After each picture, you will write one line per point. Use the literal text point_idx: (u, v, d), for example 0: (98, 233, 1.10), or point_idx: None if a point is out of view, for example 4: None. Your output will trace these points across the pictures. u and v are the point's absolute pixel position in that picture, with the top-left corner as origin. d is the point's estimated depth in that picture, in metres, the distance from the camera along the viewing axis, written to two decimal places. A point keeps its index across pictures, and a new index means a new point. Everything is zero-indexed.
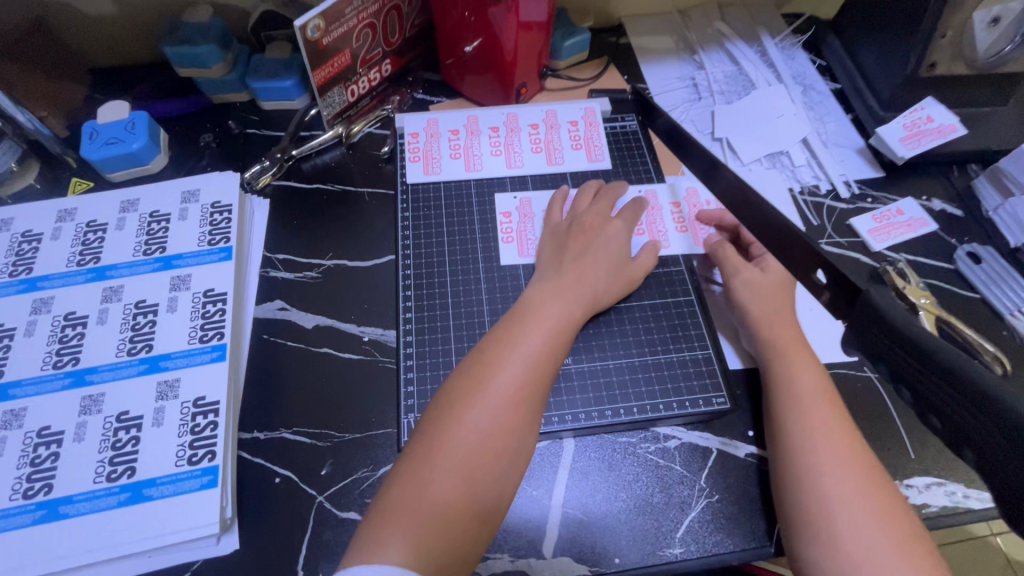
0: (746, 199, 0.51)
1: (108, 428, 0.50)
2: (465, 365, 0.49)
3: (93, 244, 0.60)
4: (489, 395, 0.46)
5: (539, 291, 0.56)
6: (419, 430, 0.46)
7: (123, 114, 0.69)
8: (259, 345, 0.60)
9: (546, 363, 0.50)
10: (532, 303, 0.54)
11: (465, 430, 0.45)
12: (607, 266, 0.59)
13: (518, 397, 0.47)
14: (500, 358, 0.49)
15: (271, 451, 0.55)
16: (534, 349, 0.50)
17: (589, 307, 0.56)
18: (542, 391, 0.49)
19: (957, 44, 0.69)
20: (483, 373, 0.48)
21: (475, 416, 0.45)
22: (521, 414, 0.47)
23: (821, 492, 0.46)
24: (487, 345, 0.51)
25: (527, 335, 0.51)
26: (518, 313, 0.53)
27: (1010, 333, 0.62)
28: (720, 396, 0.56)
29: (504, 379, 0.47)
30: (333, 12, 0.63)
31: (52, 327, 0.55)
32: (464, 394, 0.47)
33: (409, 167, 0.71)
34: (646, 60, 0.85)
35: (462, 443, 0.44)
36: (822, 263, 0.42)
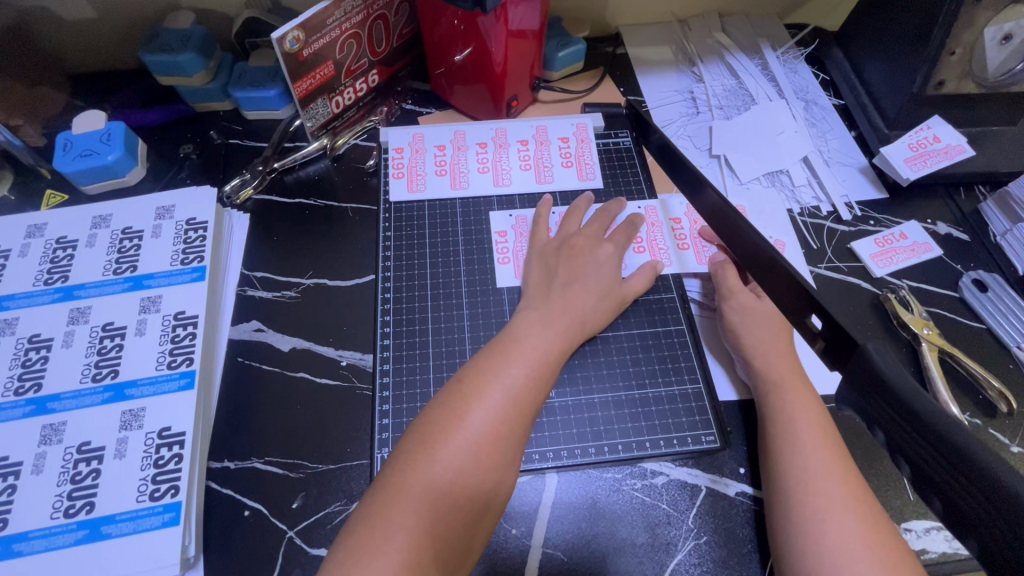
0: (733, 228, 0.48)
1: (69, 459, 0.48)
2: (442, 396, 0.46)
3: (62, 262, 0.58)
4: (465, 430, 0.43)
5: (525, 318, 0.53)
6: (388, 465, 0.43)
7: (98, 125, 0.66)
8: (234, 368, 0.58)
9: (528, 397, 0.47)
10: (516, 332, 0.51)
11: (438, 468, 0.42)
12: (595, 293, 0.56)
13: (497, 434, 0.44)
14: (480, 390, 0.46)
15: (241, 482, 0.52)
16: (517, 381, 0.47)
17: (575, 337, 0.54)
18: (523, 429, 0.46)
19: (968, 61, 0.66)
20: (462, 406, 0.45)
21: (450, 454, 0.42)
22: (500, 453, 0.44)
23: (820, 541, 0.43)
24: (467, 375, 0.48)
25: (509, 366, 0.48)
26: (501, 342, 0.51)
27: (1016, 366, 0.60)
28: (710, 434, 0.54)
29: (483, 414, 0.44)
30: (314, 23, 0.61)
31: (15, 350, 0.53)
32: (439, 428, 0.44)
33: (393, 184, 0.69)
34: (643, 71, 0.83)
35: (433, 484, 0.41)
36: (815, 307, 0.40)
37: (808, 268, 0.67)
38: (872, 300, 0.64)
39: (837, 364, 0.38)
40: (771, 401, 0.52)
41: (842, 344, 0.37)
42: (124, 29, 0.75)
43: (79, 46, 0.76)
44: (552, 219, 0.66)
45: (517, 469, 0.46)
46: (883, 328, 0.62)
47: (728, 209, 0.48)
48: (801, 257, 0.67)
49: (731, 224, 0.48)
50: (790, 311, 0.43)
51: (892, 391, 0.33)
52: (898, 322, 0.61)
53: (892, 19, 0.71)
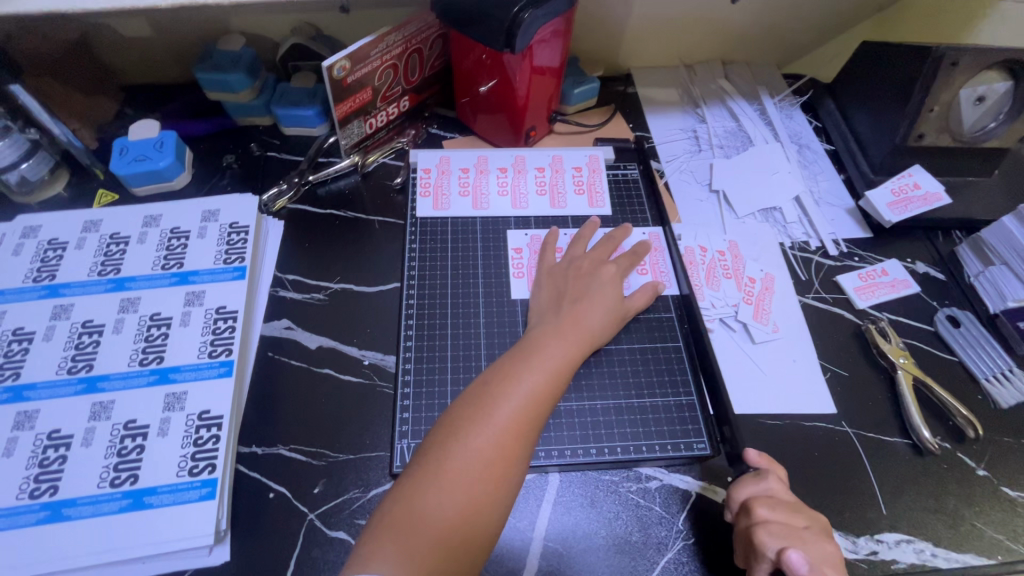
0: None
1: (116, 435, 0.52)
2: (470, 393, 0.52)
3: (115, 256, 0.63)
4: (490, 424, 0.48)
5: (543, 331, 0.58)
6: (422, 451, 0.49)
7: (152, 133, 0.73)
8: (264, 361, 0.63)
9: (545, 398, 0.52)
10: (536, 341, 0.57)
11: (467, 456, 0.47)
12: (604, 309, 0.62)
13: (518, 428, 0.49)
14: (503, 389, 0.51)
15: (268, 466, 0.57)
16: (535, 383, 0.52)
17: (587, 348, 0.59)
18: (537, 425, 0.51)
19: (945, 118, 0.74)
20: (489, 403, 0.50)
21: (477, 443, 0.47)
22: (519, 446, 0.49)
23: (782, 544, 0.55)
24: (492, 377, 0.53)
25: (529, 370, 0.53)
26: (523, 349, 0.56)
27: (983, 397, 0.65)
28: (701, 442, 0.59)
29: (507, 410, 0.49)
30: (359, 54, 0.68)
31: (69, 333, 0.58)
32: (468, 421, 0.49)
33: (419, 202, 0.75)
34: (651, 110, 0.90)
35: (463, 468, 0.46)
36: None
37: (798, 297, 0.72)
38: (855, 329, 0.70)
39: None
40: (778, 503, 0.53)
41: None
42: (178, 46, 0.82)
43: (134, 59, 0.83)
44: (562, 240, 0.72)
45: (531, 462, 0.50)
46: (864, 356, 0.68)
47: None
48: (791, 288, 0.72)
49: None
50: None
51: None
52: (877, 350, 0.67)
53: (880, 75, 0.79)
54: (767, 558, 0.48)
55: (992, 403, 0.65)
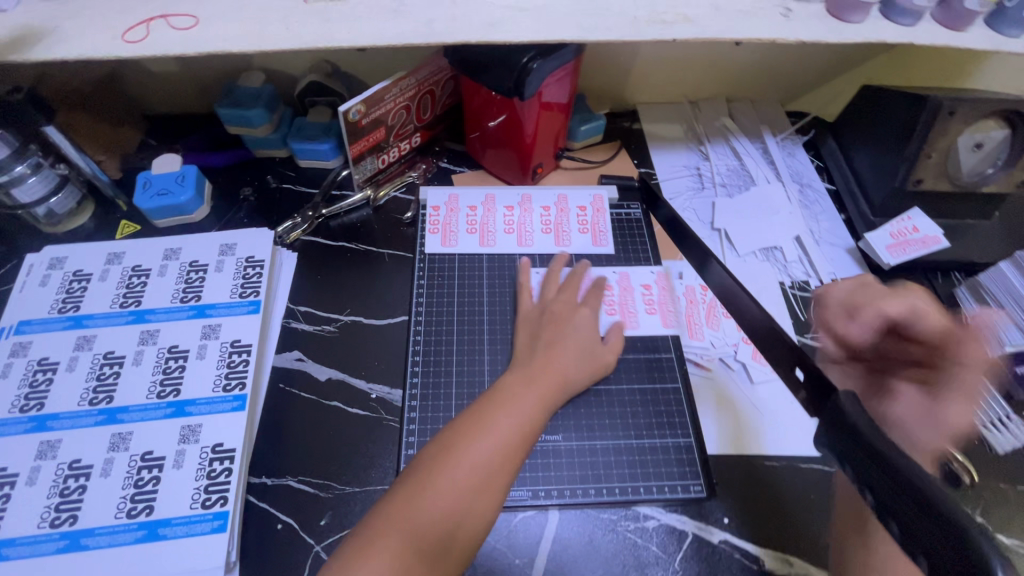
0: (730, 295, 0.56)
1: (133, 466, 0.54)
2: (472, 408, 0.55)
3: (136, 288, 0.66)
4: (454, 475, 0.50)
5: (542, 357, 0.61)
6: (422, 457, 0.52)
7: (175, 167, 0.76)
8: (275, 393, 0.65)
9: (538, 421, 0.56)
10: (535, 366, 0.60)
11: (462, 466, 0.50)
12: (577, 351, 0.63)
13: (513, 446, 0.53)
14: (470, 439, 0.52)
15: (277, 497, 0.59)
16: (503, 433, 0.53)
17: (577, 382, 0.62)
18: (504, 477, 0.52)
19: (943, 164, 0.75)
20: (454, 455, 0.51)
21: (438, 496, 0.48)
22: (481, 499, 0.50)
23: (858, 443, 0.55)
24: (460, 426, 0.54)
25: (527, 393, 0.57)
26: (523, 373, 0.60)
27: (980, 442, 0.66)
28: (697, 484, 0.60)
29: (503, 428, 0.53)
30: (373, 98, 0.71)
31: (92, 364, 0.60)
32: (432, 471, 0.50)
33: (428, 238, 0.77)
34: (655, 146, 0.92)
35: (457, 478, 0.50)
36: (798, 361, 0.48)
37: (797, 337, 0.73)
38: None
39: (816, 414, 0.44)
40: None
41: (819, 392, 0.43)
42: (202, 82, 0.86)
43: (159, 93, 0.86)
44: (565, 273, 0.73)
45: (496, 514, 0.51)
46: None
47: (728, 283, 0.56)
48: (790, 327, 0.74)
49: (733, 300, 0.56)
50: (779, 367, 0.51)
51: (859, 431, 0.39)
52: None
53: (879, 119, 0.81)
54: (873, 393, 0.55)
55: (988, 448, 0.65)
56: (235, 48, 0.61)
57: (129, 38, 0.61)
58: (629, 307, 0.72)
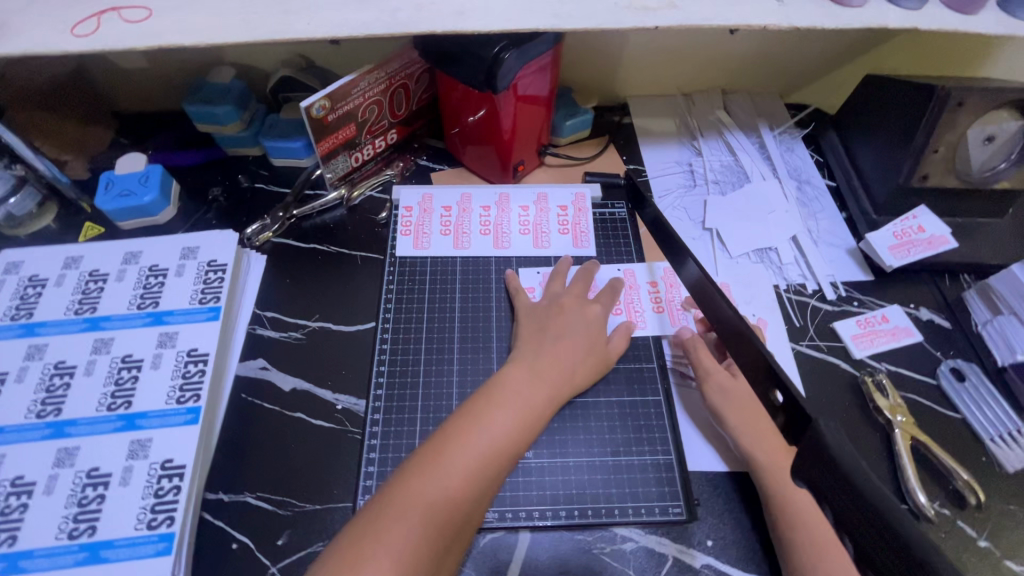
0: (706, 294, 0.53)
1: (78, 483, 0.52)
2: (483, 389, 0.55)
3: (93, 294, 0.63)
4: (448, 469, 0.48)
5: (553, 341, 0.60)
6: (438, 433, 0.51)
7: (139, 166, 0.73)
8: (236, 403, 0.62)
9: (549, 403, 0.56)
10: (546, 350, 0.59)
11: (478, 443, 0.50)
12: (585, 343, 0.61)
13: (524, 426, 0.53)
14: (466, 434, 0.50)
15: (233, 515, 0.56)
16: (518, 412, 0.53)
17: (586, 372, 0.60)
18: (497, 476, 0.50)
19: (951, 158, 0.70)
20: (450, 447, 0.49)
21: (432, 488, 0.47)
22: (473, 497, 0.48)
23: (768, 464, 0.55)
24: (457, 420, 0.52)
25: (539, 376, 0.57)
26: (535, 355, 0.59)
27: (989, 460, 0.61)
28: (678, 506, 0.56)
29: (517, 408, 0.53)
30: (339, 93, 0.67)
31: (42, 374, 0.58)
32: (426, 465, 0.48)
33: (400, 241, 0.74)
34: (645, 141, 0.88)
35: (474, 454, 0.49)
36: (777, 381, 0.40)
37: (791, 345, 0.69)
38: (851, 381, 0.67)
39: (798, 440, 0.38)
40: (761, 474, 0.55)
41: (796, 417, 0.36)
42: (171, 79, 0.83)
43: (129, 90, 0.83)
44: (570, 274, 0.70)
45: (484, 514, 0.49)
46: (858, 410, 0.64)
47: (704, 283, 0.53)
48: (784, 335, 0.70)
49: (710, 299, 0.52)
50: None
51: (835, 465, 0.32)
52: (873, 405, 0.63)
53: (884, 111, 0.75)
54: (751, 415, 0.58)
55: (998, 466, 0.60)
56: (188, 41, 0.58)
57: (78, 32, 0.58)
58: (636, 306, 0.68)
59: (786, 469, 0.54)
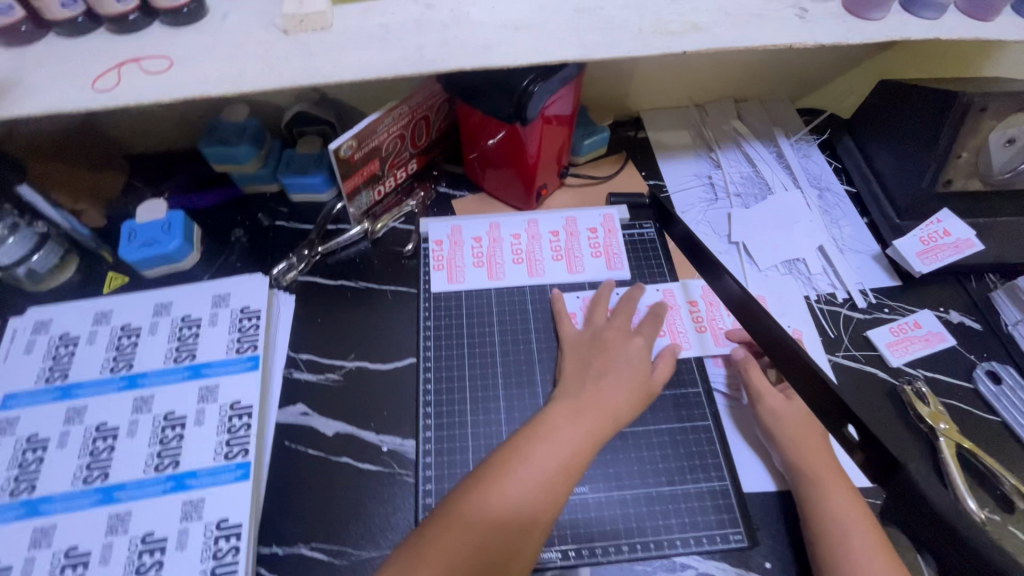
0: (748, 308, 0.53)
1: (134, 550, 0.51)
2: (529, 426, 0.56)
3: (127, 350, 0.62)
4: (488, 507, 0.49)
5: (598, 380, 0.59)
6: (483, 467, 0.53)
7: (159, 214, 0.72)
8: (281, 452, 0.62)
9: (597, 441, 0.55)
10: (590, 388, 0.59)
11: (520, 475, 0.51)
12: (630, 386, 0.59)
13: (571, 463, 0.53)
14: (507, 471, 0.51)
15: (290, 569, 0.55)
16: (563, 448, 0.53)
17: (633, 409, 0.59)
18: (545, 516, 0.50)
19: (973, 163, 0.72)
20: (492, 485, 0.50)
21: (473, 527, 0.48)
22: (514, 530, 0.49)
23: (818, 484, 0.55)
24: (501, 454, 0.53)
25: (584, 413, 0.56)
26: (580, 394, 0.58)
27: None
28: (738, 533, 0.56)
29: (561, 442, 0.54)
30: (365, 132, 0.66)
31: (84, 438, 0.57)
32: (467, 496, 0.50)
33: (434, 276, 0.73)
34: (663, 156, 0.88)
35: (517, 487, 0.50)
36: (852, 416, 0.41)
37: (827, 356, 0.70)
38: (890, 390, 0.67)
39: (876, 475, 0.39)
40: (812, 498, 0.54)
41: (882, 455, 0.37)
42: (183, 119, 0.81)
43: (140, 133, 0.82)
44: (613, 299, 0.70)
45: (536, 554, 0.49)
46: (900, 419, 0.65)
47: (748, 298, 0.53)
48: (819, 346, 0.70)
49: (753, 315, 0.52)
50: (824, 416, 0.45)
51: None
52: (915, 414, 0.64)
53: (902, 117, 0.76)
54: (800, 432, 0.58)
55: None
56: (214, 90, 0.57)
57: (99, 86, 0.56)
58: (680, 326, 0.68)
59: (834, 487, 0.54)
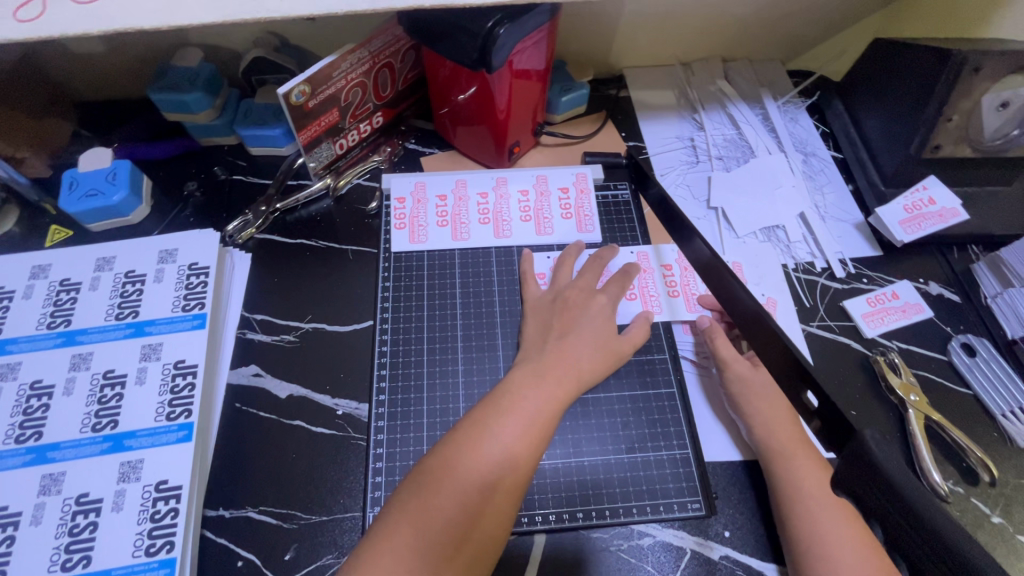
0: (716, 267, 0.49)
1: (67, 511, 0.49)
2: (494, 392, 0.53)
3: (65, 305, 0.59)
4: (458, 487, 0.45)
5: (558, 342, 0.57)
6: (448, 438, 0.49)
7: (104, 163, 0.67)
8: (231, 414, 0.59)
9: (562, 402, 0.53)
10: (554, 351, 0.56)
11: (490, 446, 0.47)
12: (593, 342, 0.58)
13: (540, 426, 0.50)
14: (475, 446, 0.47)
15: (236, 532, 0.53)
16: (529, 413, 0.50)
17: (588, 379, 0.56)
18: (516, 491, 0.47)
19: (965, 127, 0.68)
20: (460, 463, 0.46)
21: (443, 508, 0.44)
22: (489, 501, 0.45)
23: (782, 451, 0.53)
24: (468, 423, 0.50)
25: (549, 374, 0.54)
26: (544, 357, 0.56)
27: (1000, 435, 0.60)
28: (696, 501, 0.55)
29: (529, 406, 0.51)
30: (319, 77, 0.62)
31: (17, 396, 0.54)
32: (436, 473, 0.46)
33: (395, 235, 0.70)
34: (645, 116, 0.84)
35: (488, 458, 0.47)
36: (811, 383, 0.38)
37: (801, 327, 0.68)
38: (862, 360, 0.65)
39: (832, 443, 0.36)
40: (775, 468, 0.53)
41: (838, 424, 0.35)
42: (133, 63, 0.76)
43: (87, 77, 0.76)
44: (581, 259, 0.67)
45: (510, 529, 0.47)
46: (871, 391, 0.63)
47: (715, 260, 0.49)
48: (794, 316, 0.68)
49: (721, 279, 0.48)
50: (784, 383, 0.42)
51: (883, 477, 0.31)
52: (886, 385, 0.62)
53: (894, 77, 0.72)
54: (762, 399, 0.56)
55: (1010, 440, 0.60)
56: (149, 24, 0.50)
57: (22, 16, 0.49)
58: (651, 291, 0.66)
59: (798, 454, 0.53)
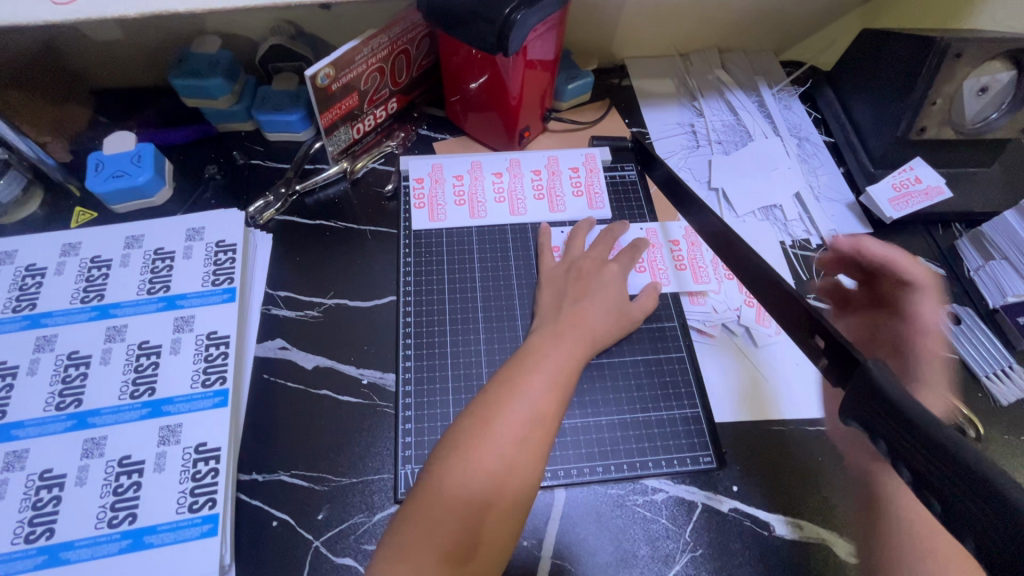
0: (725, 236, 0.52)
1: (110, 472, 0.51)
2: (517, 354, 0.56)
3: (97, 281, 0.61)
4: (496, 440, 0.48)
5: (572, 307, 0.60)
6: (481, 397, 0.52)
7: (129, 145, 0.69)
8: (259, 384, 0.61)
9: (578, 360, 0.56)
10: (571, 314, 0.60)
11: (520, 402, 0.50)
12: (607, 307, 0.61)
13: (562, 382, 0.53)
14: (507, 403, 0.50)
15: (270, 494, 0.56)
16: (551, 370, 0.54)
17: (599, 341, 0.59)
18: (547, 440, 0.50)
19: (947, 110, 0.72)
20: (495, 418, 0.49)
21: (484, 460, 0.47)
22: (523, 453, 0.48)
23: None
24: (497, 383, 0.53)
25: (568, 337, 0.57)
26: (561, 320, 0.59)
27: (985, 396, 0.65)
28: (707, 455, 0.58)
29: (551, 365, 0.54)
30: (343, 61, 0.65)
31: (55, 365, 0.56)
32: (473, 429, 0.49)
33: (414, 214, 0.72)
34: (647, 103, 0.88)
35: (518, 413, 0.50)
36: (819, 329, 0.42)
37: (799, 299, 0.71)
38: None
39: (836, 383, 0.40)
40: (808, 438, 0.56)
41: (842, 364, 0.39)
42: (152, 51, 0.78)
43: (107, 64, 0.78)
44: (592, 234, 0.71)
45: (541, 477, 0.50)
46: None
47: (724, 228, 0.53)
48: (792, 289, 0.72)
49: (730, 245, 0.52)
50: (793, 333, 0.45)
51: None
52: None
53: (882, 65, 0.76)
54: None
55: (992, 401, 0.64)
56: (183, 6, 0.52)
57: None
58: (660, 264, 0.69)
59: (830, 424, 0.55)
